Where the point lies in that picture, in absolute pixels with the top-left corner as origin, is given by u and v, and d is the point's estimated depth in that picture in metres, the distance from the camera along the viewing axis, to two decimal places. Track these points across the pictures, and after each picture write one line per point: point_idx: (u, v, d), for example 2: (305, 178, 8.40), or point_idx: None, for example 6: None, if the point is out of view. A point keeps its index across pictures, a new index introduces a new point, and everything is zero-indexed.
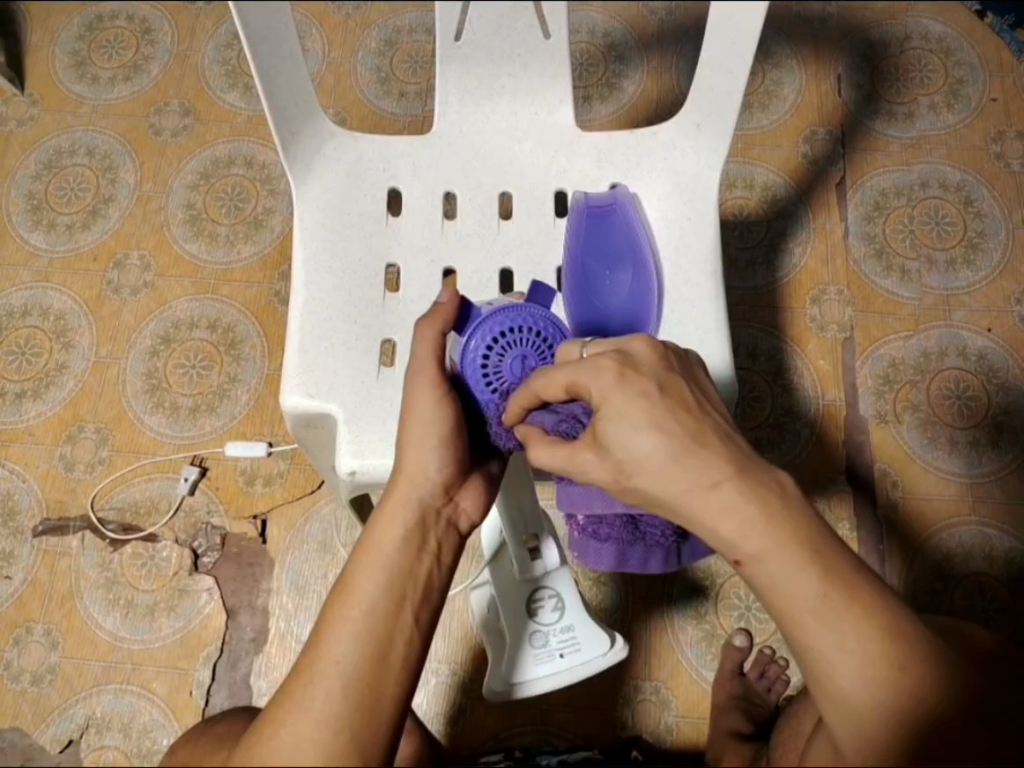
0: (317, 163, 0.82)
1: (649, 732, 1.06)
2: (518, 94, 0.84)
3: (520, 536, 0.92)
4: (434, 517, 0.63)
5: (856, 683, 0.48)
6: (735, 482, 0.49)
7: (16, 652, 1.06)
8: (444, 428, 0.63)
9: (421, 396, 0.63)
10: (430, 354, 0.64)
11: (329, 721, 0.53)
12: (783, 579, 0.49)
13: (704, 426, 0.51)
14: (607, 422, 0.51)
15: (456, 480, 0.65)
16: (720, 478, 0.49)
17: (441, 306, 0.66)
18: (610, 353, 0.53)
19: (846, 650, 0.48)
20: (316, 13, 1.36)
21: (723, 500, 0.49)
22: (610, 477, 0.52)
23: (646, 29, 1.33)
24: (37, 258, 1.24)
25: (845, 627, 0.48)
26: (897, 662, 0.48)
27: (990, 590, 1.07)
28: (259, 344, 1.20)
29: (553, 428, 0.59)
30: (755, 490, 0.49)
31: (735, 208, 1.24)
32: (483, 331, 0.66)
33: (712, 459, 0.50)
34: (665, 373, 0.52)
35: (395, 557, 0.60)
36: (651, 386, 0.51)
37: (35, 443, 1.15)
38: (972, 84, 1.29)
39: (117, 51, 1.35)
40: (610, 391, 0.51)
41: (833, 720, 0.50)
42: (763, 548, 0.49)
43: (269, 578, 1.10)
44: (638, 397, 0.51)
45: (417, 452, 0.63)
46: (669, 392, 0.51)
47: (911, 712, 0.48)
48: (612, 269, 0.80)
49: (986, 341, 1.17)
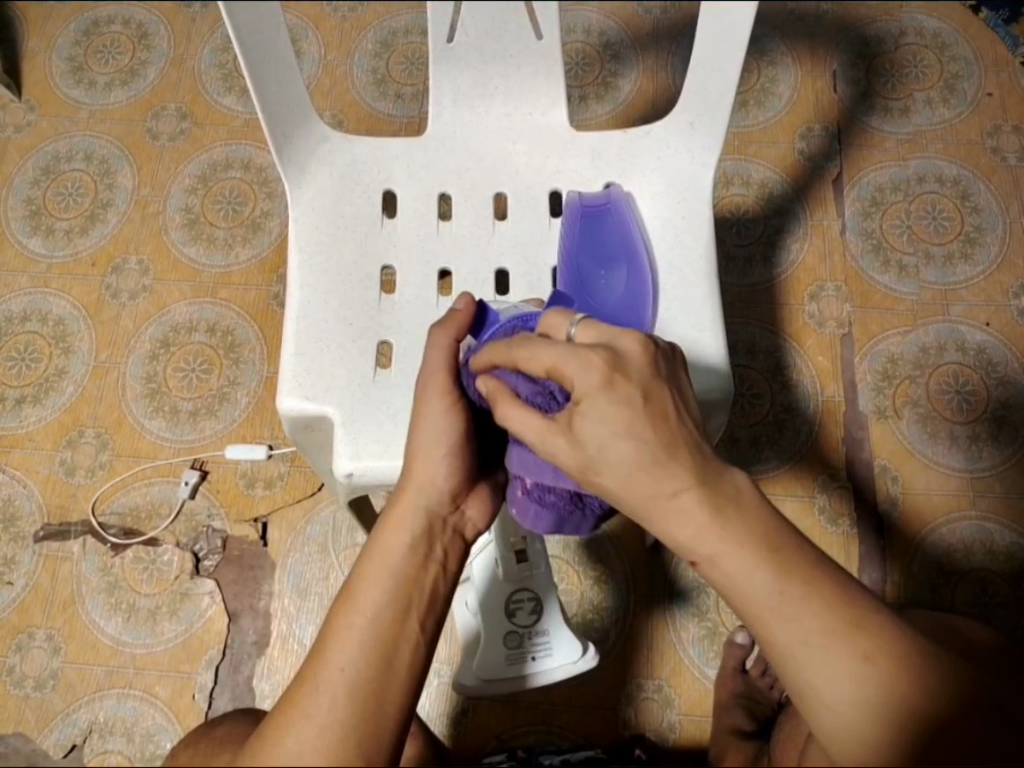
0: (311, 165, 0.82)
1: (652, 731, 1.06)
2: (511, 94, 0.84)
3: (509, 538, 0.93)
4: (442, 525, 0.63)
5: (823, 675, 0.49)
6: (694, 491, 0.49)
7: (19, 658, 1.07)
8: (453, 436, 0.64)
9: (431, 404, 0.64)
10: (443, 362, 0.65)
11: (333, 728, 0.53)
12: (744, 579, 0.49)
13: (678, 437, 0.49)
14: (582, 422, 0.49)
15: (463, 488, 0.65)
16: (680, 487, 0.49)
17: (458, 313, 0.67)
18: (598, 350, 0.50)
19: (807, 643, 0.49)
20: (311, 15, 1.36)
21: (690, 503, 0.49)
22: (576, 465, 0.51)
23: (641, 27, 1.33)
24: (36, 265, 1.25)
25: (805, 621, 0.49)
26: (861, 652, 0.49)
27: (991, 585, 1.07)
28: (258, 346, 1.20)
29: (527, 397, 0.55)
30: (711, 497, 0.49)
31: (732, 206, 1.24)
32: (499, 339, 0.65)
33: (674, 475, 0.49)
34: (654, 377, 0.50)
35: (401, 563, 0.60)
36: (636, 391, 0.49)
37: (36, 448, 1.15)
38: (968, 78, 1.29)
39: (114, 56, 1.35)
40: (593, 392, 0.49)
41: (810, 716, 0.50)
42: (718, 549, 0.49)
43: (271, 581, 1.10)
44: (625, 401, 0.49)
45: (426, 460, 0.63)
46: (655, 399, 0.49)
47: (883, 703, 0.48)
48: (607, 268, 0.78)
49: (985, 335, 1.17)
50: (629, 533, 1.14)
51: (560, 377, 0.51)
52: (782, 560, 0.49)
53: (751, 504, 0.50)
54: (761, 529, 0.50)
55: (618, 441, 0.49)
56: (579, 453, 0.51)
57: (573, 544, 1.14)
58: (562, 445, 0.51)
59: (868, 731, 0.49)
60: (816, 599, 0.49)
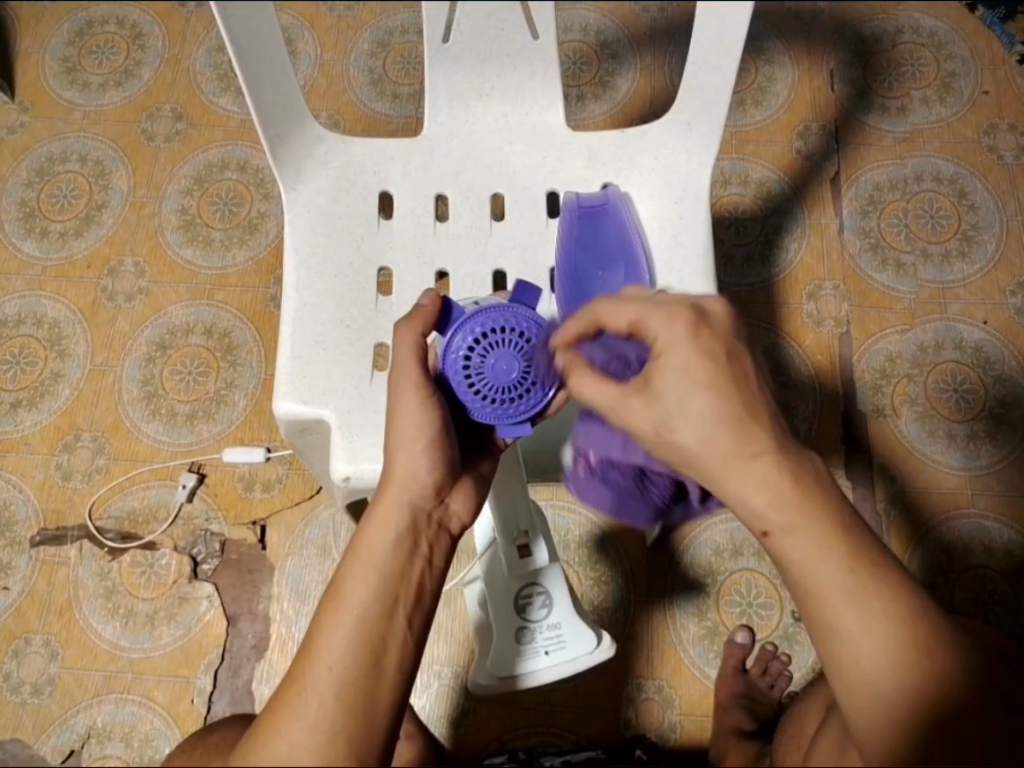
0: (306, 167, 0.82)
1: (653, 732, 1.06)
2: (508, 95, 0.84)
3: (510, 532, 0.91)
4: (426, 520, 0.63)
5: (872, 653, 0.50)
6: (773, 456, 0.52)
7: (16, 663, 1.06)
8: (433, 431, 0.63)
9: (405, 398, 0.63)
10: (411, 355, 0.64)
11: (322, 727, 0.53)
12: (812, 557, 0.51)
13: (757, 402, 0.53)
14: (663, 372, 0.54)
15: (447, 482, 0.65)
16: (760, 450, 0.52)
17: (423, 308, 0.66)
18: (682, 307, 0.56)
19: (872, 631, 0.50)
20: (307, 15, 1.36)
21: (771, 467, 0.52)
22: (651, 427, 0.55)
23: (638, 26, 1.33)
24: (30, 267, 1.24)
25: (874, 607, 0.50)
26: (923, 646, 0.50)
27: (990, 582, 1.07)
28: (255, 349, 1.19)
29: (602, 364, 0.63)
30: (791, 466, 0.52)
31: (730, 205, 1.24)
32: (467, 329, 0.66)
33: (758, 431, 0.52)
34: (733, 336, 0.55)
35: (385, 562, 0.60)
36: (718, 347, 0.54)
37: (31, 452, 1.15)
38: (965, 76, 1.30)
39: (108, 56, 1.34)
40: (676, 345, 0.54)
41: (848, 703, 0.51)
42: (794, 522, 0.51)
43: (270, 584, 1.10)
44: (703, 354, 0.53)
45: (407, 454, 0.63)
46: (733, 358, 0.54)
47: (933, 697, 0.49)
48: (604, 269, 0.79)
49: (982, 333, 1.17)
50: (630, 532, 1.14)
51: (645, 327, 0.56)
52: (855, 544, 0.51)
53: (830, 492, 0.52)
54: (831, 515, 0.52)
55: (697, 392, 0.53)
56: (656, 410, 0.54)
57: (573, 544, 1.13)
58: (638, 406, 0.55)
59: (914, 725, 0.49)
60: (885, 592, 0.51)
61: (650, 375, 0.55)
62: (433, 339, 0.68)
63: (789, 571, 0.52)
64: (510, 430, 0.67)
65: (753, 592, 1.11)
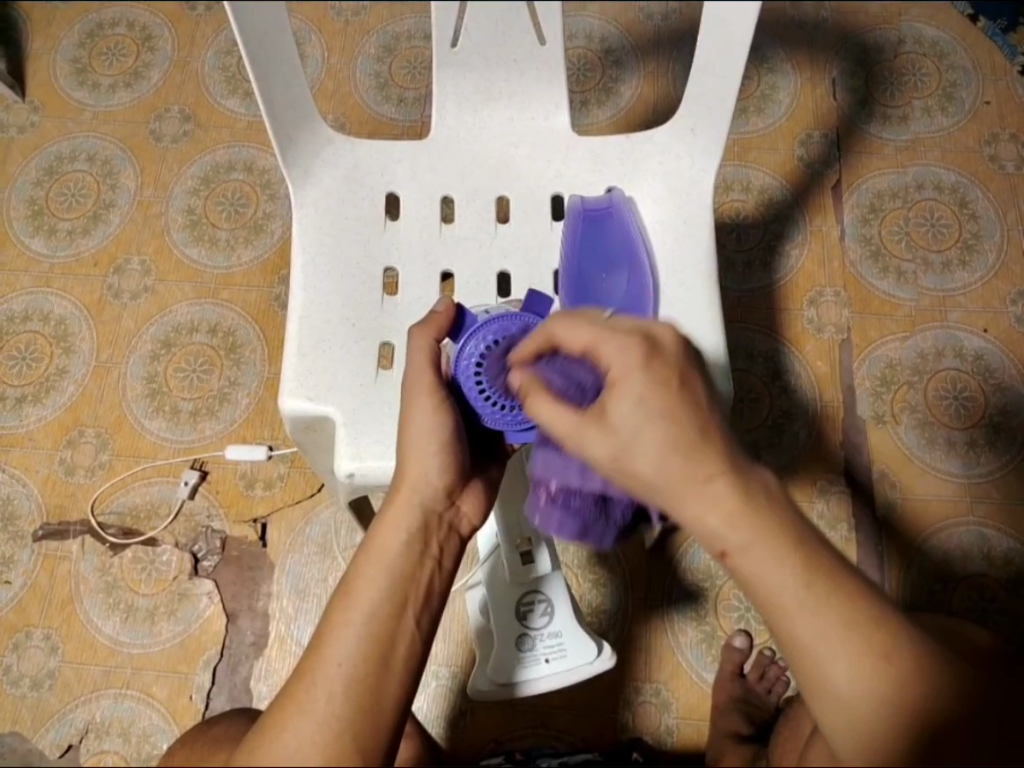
0: (314, 167, 0.83)
1: (650, 735, 1.06)
2: (514, 99, 0.85)
3: (514, 540, 0.93)
4: (437, 522, 0.64)
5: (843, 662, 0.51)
6: (725, 476, 0.51)
7: (16, 657, 1.06)
8: (444, 434, 0.64)
9: (419, 404, 0.64)
10: (425, 363, 0.65)
11: (329, 721, 0.54)
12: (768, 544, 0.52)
13: (709, 423, 0.52)
14: (616, 402, 0.53)
15: (458, 484, 0.65)
16: (713, 472, 0.51)
17: (437, 315, 0.67)
18: (636, 335, 0.55)
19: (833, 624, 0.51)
20: (315, 19, 1.37)
21: (724, 489, 0.51)
22: (608, 456, 0.53)
23: (643, 34, 1.34)
24: (38, 265, 1.25)
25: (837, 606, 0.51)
26: (868, 624, 0.52)
27: (989, 590, 1.07)
28: (258, 347, 1.20)
29: (561, 389, 0.58)
30: (749, 457, 0.53)
31: (732, 211, 1.25)
32: (480, 336, 0.67)
33: (707, 458, 0.51)
34: (687, 364, 0.54)
35: (397, 561, 0.60)
36: (672, 374, 0.53)
37: (35, 447, 1.16)
38: (966, 86, 1.30)
39: (119, 57, 1.36)
40: (630, 372, 0.53)
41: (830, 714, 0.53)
42: (749, 537, 0.51)
43: (269, 582, 1.10)
44: (658, 384, 0.52)
45: (419, 459, 0.63)
46: (688, 383, 0.53)
47: (906, 679, 0.52)
48: (609, 271, 0.79)
49: (983, 341, 1.18)
50: None
51: (600, 353, 0.56)
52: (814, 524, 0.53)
53: (787, 493, 0.53)
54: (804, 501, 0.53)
55: (651, 422, 0.52)
56: (613, 441, 0.53)
57: (573, 547, 1.14)
58: (595, 434, 0.53)
59: (877, 694, 0.52)
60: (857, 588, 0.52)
61: (606, 404, 0.53)
62: (445, 346, 0.69)
63: (748, 583, 0.53)
64: (518, 436, 0.68)
65: (752, 598, 1.11)
